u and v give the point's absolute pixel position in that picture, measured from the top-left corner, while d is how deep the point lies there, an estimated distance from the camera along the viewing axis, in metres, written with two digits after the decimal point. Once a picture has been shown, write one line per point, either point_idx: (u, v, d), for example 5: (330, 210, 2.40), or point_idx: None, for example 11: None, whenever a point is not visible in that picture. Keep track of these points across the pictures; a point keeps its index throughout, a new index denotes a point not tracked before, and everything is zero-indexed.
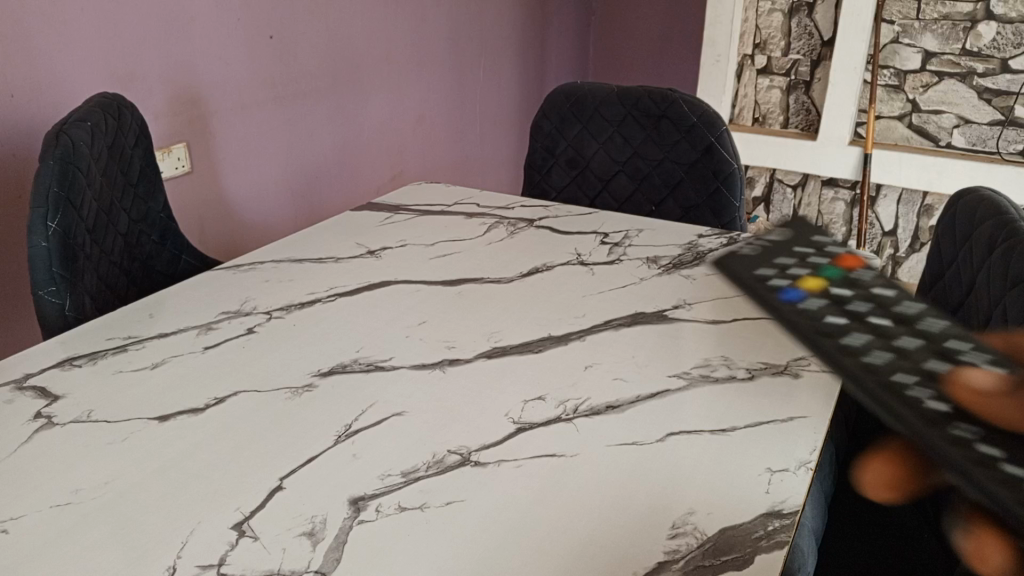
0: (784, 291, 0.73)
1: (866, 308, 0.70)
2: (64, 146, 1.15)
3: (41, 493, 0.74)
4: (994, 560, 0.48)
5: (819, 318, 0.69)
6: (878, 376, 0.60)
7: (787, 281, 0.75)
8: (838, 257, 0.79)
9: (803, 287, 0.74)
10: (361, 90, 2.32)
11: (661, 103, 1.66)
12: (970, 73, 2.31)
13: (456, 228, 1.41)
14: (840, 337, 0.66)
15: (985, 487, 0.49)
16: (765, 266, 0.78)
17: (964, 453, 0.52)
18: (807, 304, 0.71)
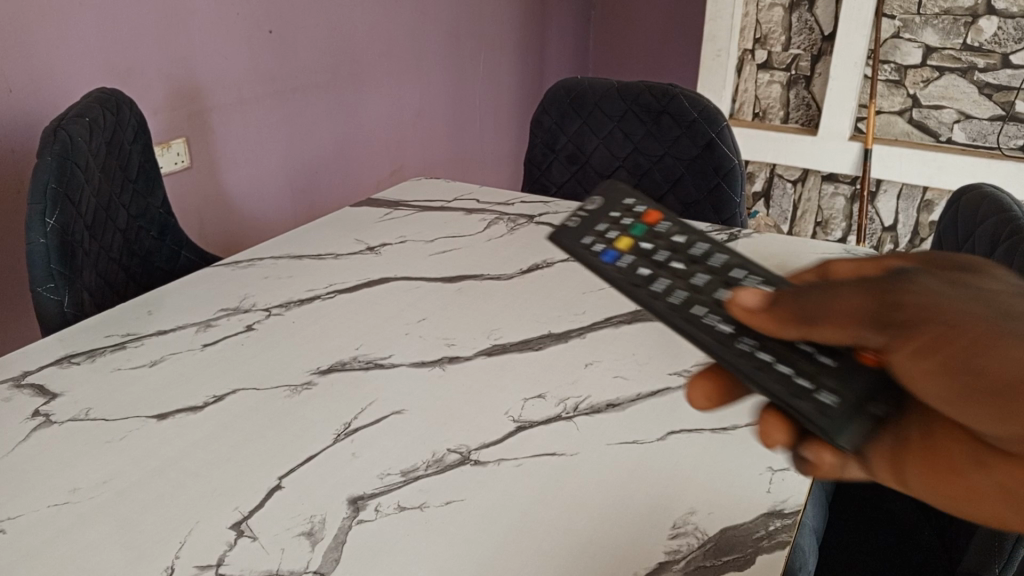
0: (604, 256, 0.74)
1: (670, 254, 0.73)
2: (62, 142, 1.15)
3: (39, 492, 0.74)
4: (775, 436, 0.63)
5: (634, 276, 0.70)
6: (680, 313, 0.64)
7: (605, 245, 0.75)
8: (644, 213, 0.79)
9: (621, 249, 0.74)
10: (360, 85, 2.31)
11: (662, 98, 1.66)
12: (971, 69, 2.30)
13: (455, 224, 1.41)
14: (652, 291, 0.68)
15: (771, 388, 0.57)
16: (585, 233, 0.78)
17: (753, 363, 0.58)
18: (624, 263, 0.72)
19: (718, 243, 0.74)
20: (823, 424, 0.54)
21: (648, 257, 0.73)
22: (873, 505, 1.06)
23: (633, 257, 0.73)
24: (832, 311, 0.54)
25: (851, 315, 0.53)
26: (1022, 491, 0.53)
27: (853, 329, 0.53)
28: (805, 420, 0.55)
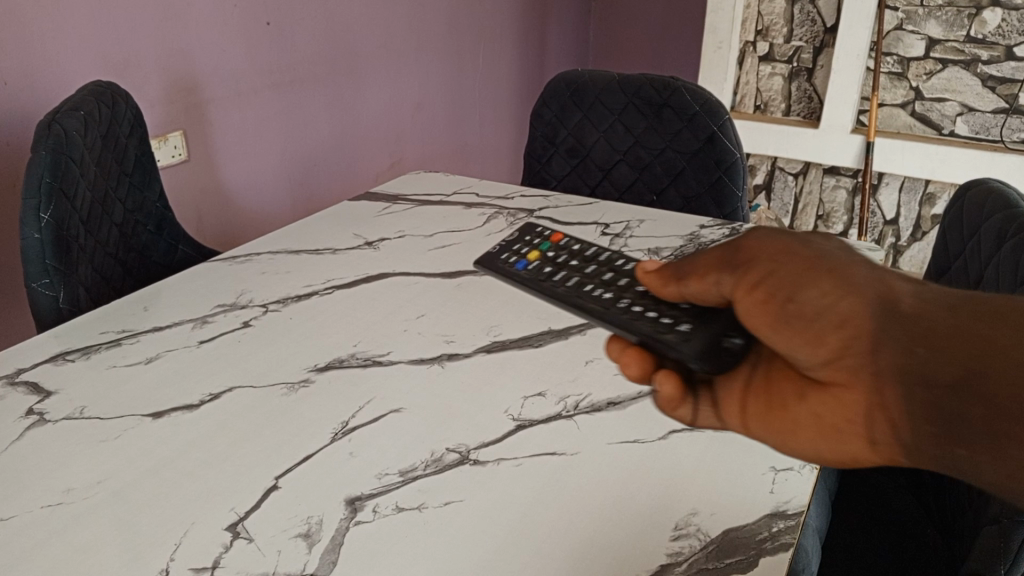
0: (519, 265, 0.88)
1: (572, 257, 0.87)
2: (57, 136, 1.13)
3: (33, 493, 0.73)
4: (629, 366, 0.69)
5: (542, 277, 0.84)
6: (579, 296, 0.78)
7: (519, 257, 0.90)
8: (548, 233, 0.94)
9: (532, 258, 0.89)
10: (359, 77, 2.29)
11: (663, 91, 1.64)
12: (974, 61, 2.29)
13: (454, 219, 1.39)
14: (556, 286, 0.82)
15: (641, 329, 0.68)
16: (504, 251, 0.93)
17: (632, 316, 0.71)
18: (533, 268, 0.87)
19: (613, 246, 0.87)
20: (676, 345, 0.65)
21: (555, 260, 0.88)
22: (874, 504, 1.06)
23: (542, 262, 0.88)
24: (697, 265, 0.66)
25: (710, 264, 0.64)
26: (830, 419, 0.57)
27: (709, 273, 0.65)
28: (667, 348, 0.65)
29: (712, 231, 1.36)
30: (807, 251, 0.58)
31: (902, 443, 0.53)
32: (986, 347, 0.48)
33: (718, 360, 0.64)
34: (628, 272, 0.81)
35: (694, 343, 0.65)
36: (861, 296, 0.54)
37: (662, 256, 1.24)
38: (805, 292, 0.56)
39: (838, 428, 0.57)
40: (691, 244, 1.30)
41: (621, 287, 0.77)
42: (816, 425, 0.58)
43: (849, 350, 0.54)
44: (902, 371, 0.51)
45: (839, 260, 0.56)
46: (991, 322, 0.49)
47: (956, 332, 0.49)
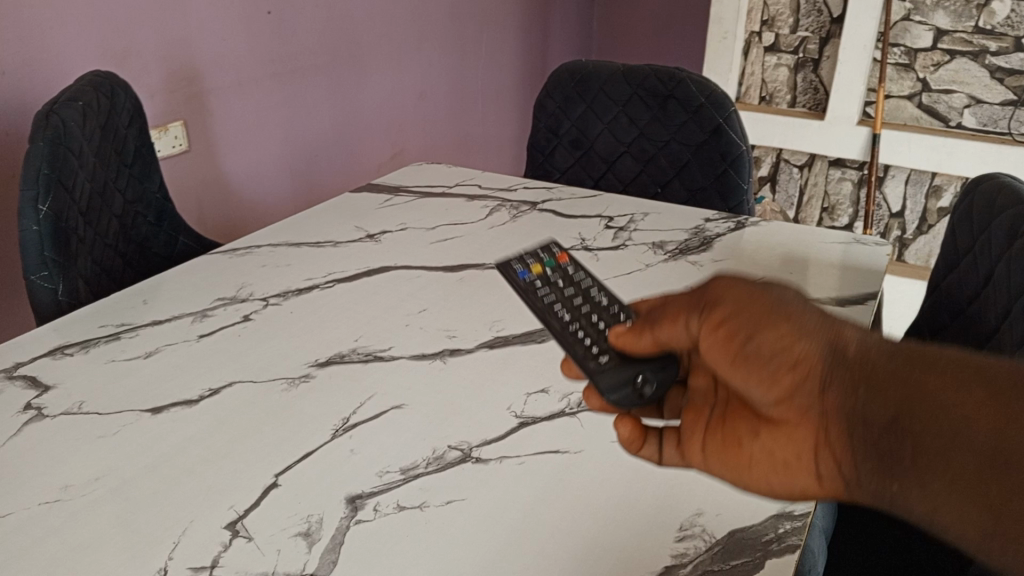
0: (520, 274, 0.86)
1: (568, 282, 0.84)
2: (55, 127, 1.12)
3: (30, 489, 0.72)
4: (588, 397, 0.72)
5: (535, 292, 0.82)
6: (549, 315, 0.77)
7: (525, 264, 0.88)
8: (558, 253, 0.90)
9: (536, 270, 0.87)
10: (361, 67, 2.27)
11: (669, 82, 1.63)
12: (982, 52, 2.27)
13: (457, 211, 1.38)
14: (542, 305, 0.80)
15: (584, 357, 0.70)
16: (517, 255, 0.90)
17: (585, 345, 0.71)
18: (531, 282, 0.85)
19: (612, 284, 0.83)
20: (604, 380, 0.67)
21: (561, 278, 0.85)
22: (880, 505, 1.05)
23: (543, 278, 0.85)
24: (669, 308, 0.65)
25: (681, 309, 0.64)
26: (783, 456, 0.59)
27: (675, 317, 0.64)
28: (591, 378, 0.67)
29: (717, 225, 1.34)
30: (767, 296, 0.59)
31: (846, 476, 0.56)
32: (918, 397, 0.50)
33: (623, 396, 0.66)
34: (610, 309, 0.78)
35: (606, 376, 0.67)
36: (811, 342, 0.56)
37: (666, 250, 1.23)
38: (757, 338, 0.58)
39: (790, 462, 0.59)
40: (696, 237, 1.29)
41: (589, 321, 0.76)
42: (770, 461, 0.61)
43: (801, 391, 0.56)
44: (845, 413, 0.54)
45: (794, 308, 0.58)
46: (925, 370, 0.52)
47: (893, 375, 0.52)
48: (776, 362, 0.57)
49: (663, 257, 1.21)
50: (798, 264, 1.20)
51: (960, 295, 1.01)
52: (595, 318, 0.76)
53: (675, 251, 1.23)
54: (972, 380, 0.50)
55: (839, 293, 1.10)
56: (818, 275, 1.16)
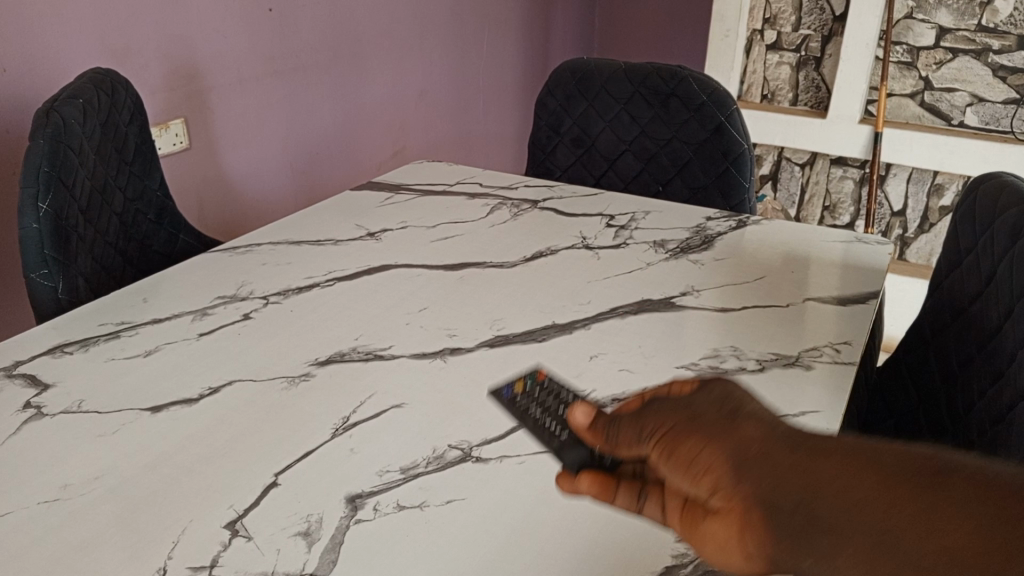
0: (506, 396, 0.80)
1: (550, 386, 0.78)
2: (55, 125, 1.12)
3: (30, 487, 0.72)
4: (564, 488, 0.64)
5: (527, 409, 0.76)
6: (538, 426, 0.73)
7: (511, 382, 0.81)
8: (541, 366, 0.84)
9: (521, 385, 0.80)
10: (362, 65, 2.27)
11: (671, 80, 1.62)
12: (985, 50, 2.26)
13: (457, 210, 1.38)
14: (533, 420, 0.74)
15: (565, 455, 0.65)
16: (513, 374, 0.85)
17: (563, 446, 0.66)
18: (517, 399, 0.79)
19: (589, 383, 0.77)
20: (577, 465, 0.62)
21: (542, 390, 0.78)
22: None
23: (525, 393, 0.79)
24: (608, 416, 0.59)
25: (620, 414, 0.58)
26: (724, 547, 0.48)
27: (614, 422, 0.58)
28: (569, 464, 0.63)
29: (718, 223, 1.34)
30: (697, 410, 0.53)
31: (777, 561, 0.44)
32: (820, 489, 0.44)
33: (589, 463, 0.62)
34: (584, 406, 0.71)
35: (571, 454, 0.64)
36: (727, 442, 0.49)
37: (667, 249, 1.23)
38: (682, 445, 0.51)
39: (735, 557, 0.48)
40: (697, 236, 1.28)
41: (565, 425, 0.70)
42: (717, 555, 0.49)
43: (720, 491, 0.48)
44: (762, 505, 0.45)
45: (719, 419, 0.52)
46: (843, 459, 0.45)
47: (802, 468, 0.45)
48: (697, 460, 0.50)
49: (664, 256, 1.21)
50: (799, 263, 1.19)
51: (961, 295, 1.00)
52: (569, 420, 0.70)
53: (676, 250, 1.23)
54: (873, 472, 0.44)
55: (841, 293, 1.10)
56: (819, 274, 1.16)
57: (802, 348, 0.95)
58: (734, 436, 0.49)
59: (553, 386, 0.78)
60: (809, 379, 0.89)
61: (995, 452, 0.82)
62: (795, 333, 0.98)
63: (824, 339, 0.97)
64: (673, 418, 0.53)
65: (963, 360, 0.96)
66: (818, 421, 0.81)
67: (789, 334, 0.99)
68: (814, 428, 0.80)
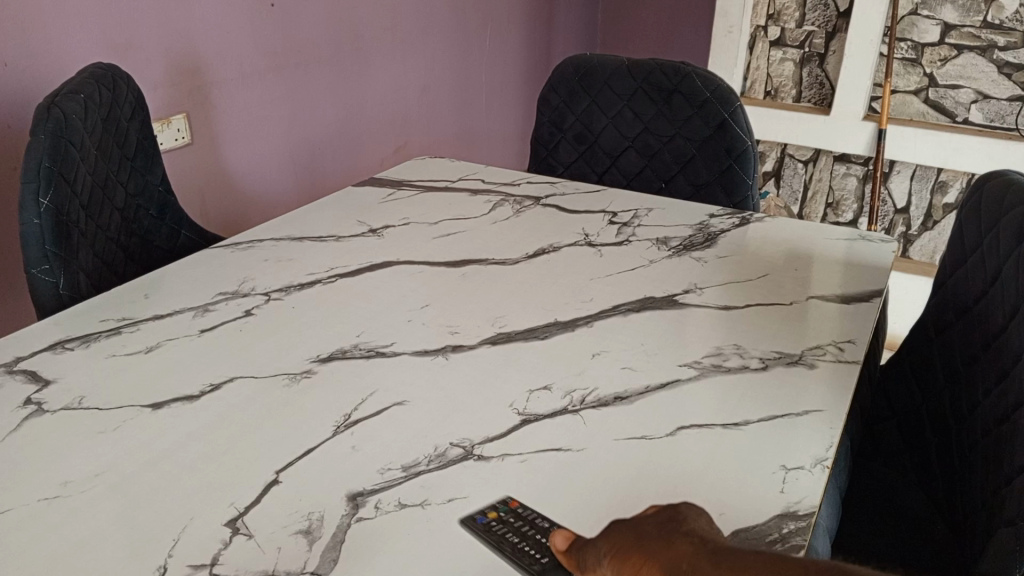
0: (479, 524, 0.67)
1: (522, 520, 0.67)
2: (56, 120, 1.11)
3: (31, 484, 0.72)
4: None
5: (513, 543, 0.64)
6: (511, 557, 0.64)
7: (483, 508, 0.69)
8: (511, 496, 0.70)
9: (495, 513, 0.68)
10: (365, 60, 2.27)
11: (674, 77, 1.62)
12: (990, 47, 2.25)
13: (460, 206, 1.37)
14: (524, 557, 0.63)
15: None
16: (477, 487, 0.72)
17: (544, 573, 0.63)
18: (497, 530, 0.66)
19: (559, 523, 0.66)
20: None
21: (521, 518, 0.67)
22: (884, 505, 1.04)
23: (503, 521, 0.67)
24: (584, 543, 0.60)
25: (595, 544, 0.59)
26: None
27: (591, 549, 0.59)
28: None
29: (721, 221, 1.33)
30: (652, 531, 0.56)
31: None
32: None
33: None
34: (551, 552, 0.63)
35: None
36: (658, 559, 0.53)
37: (670, 246, 1.22)
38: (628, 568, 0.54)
39: None
40: (700, 233, 1.28)
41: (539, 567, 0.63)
42: None
43: None
44: None
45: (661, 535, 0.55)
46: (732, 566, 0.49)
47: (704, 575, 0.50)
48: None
49: (667, 253, 1.20)
50: (802, 261, 1.19)
51: (966, 294, 1.00)
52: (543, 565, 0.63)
53: (679, 247, 1.22)
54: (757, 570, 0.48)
55: (845, 291, 1.09)
56: (822, 272, 1.15)
57: (805, 347, 0.95)
58: (670, 550, 0.53)
59: (532, 514, 0.68)
60: (812, 378, 0.88)
61: (1000, 452, 0.81)
62: (799, 332, 0.98)
63: (828, 337, 0.97)
64: (622, 533, 0.57)
65: (968, 359, 0.96)
66: (821, 420, 0.81)
67: (792, 333, 0.98)
68: (818, 428, 0.80)
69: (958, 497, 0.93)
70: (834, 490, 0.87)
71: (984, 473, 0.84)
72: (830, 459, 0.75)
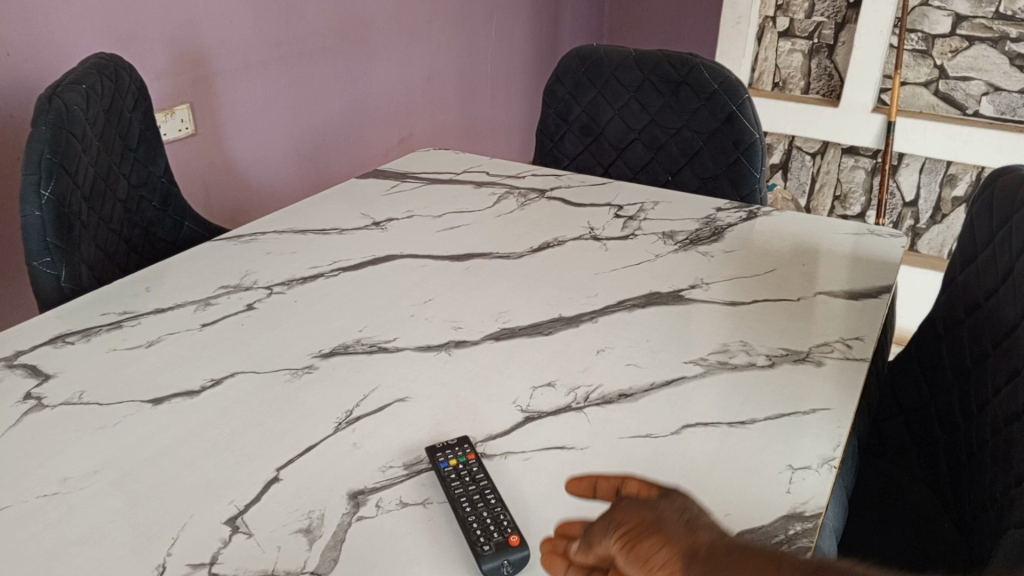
0: (441, 467, 0.71)
1: (473, 482, 0.69)
2: (57, 111, 1.11)
3: (29, 481, 0.71)
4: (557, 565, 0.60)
5: (454, 491, 0.68)
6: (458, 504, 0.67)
7: (447, 451, 0.72)
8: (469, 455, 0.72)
9: (455, 461, 0.71)
10: (369, 50, 2.25)
11: (682, 68, 1.60)
12: (1002, 39, 2.22)
13: (465, 199, 1.36)
14: (455, 501, 0.67)
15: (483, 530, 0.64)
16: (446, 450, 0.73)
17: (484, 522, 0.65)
18: (449, 476, 0.70)
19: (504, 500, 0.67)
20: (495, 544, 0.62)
21: (474, 475, 0.70)
22: (892, 501, 1.04)
23: (460, 473, 0.70)
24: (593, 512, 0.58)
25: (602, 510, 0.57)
26: None
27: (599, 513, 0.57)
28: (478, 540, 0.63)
29: (728, 214, 1.32)
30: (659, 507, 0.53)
31: None
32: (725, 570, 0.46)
33: (500, 550, 0.62)
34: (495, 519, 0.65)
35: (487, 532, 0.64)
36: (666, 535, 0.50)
37: (676, 241, 1.21)
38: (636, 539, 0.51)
39: None
40: (706, 227, 1.26)
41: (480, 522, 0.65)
42: None
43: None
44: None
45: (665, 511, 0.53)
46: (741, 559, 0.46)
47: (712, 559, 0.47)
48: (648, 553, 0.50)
49: (673, 247, 1.19)
50: (810, 256, 1.18)
51: (976, 291, 0.99)
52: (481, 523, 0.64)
53: (686, 241, 1.21)
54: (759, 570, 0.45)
55: (854, 287, 1.08)
56: (829, 267, 1.14)
57: (812, 344, 0.93)
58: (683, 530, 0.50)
59: (483, 474, 0.70)
60: (821, 376, 0.87)
61: (1010, 452, 0.80)
62: (806, 328, 0.97)
63: (835, 334, 0.96)
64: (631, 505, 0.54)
65: (978, 355, 0.94)
66: (829, 419, 0.80)
67: (799, 330, 0.97)
68: (825, 426, 0.78)
69: (966, 495, 0.92)
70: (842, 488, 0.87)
71: (994, 472, 0.83)
72: (837, 459, 0.74)
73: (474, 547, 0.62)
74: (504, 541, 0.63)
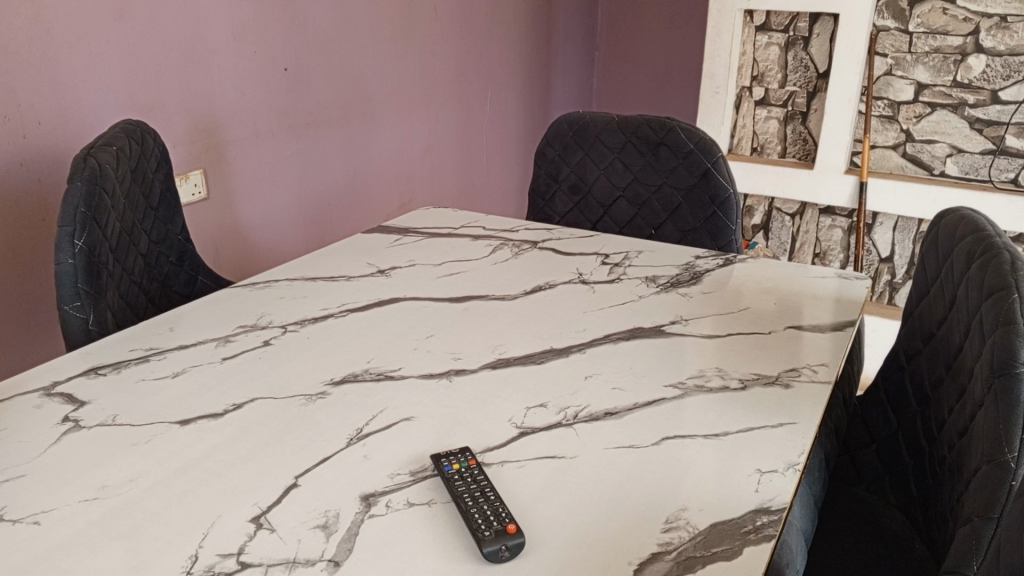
0: (445, 470, 0.79)
1: (475, 483, 0.77)
2: (92, 169, 1.21)
3: (71, 488, 0.79)
4: None
5: (456, 488, 0.76)
6: (461, 500, 0.74)
7: (451, 457, 0.81)
8: (468, 459, 0.80)
9: (458, 464, 0.79)
10: (372, 120, 2.39)
11: (660, 131, 1.73)
12: (961, 104, 2.37)
13: (462, 250, 1.46)
14: (458, 497, 0.75)
15: (484, 519, 0.71)
16: (446, 455, 0.81)
17: (484, 513, 0.72)
18: (452, 477, 0.77)
19: (503, 500, 0.75)
20: (492, 530, 0.70)
21: (475, 478, 0.77)
22: (863, 524, 1.13)
23: (462, 475, 0.78)
24: None
25: None
26: None
27: None
28: (478, 529, 0.71)
29: (707, 261, 1.43)
30: None
31: None
32: None
33: (496, 537, 0.70)
34: (496, 512, 0.72)
35: (484, 522, 0.71)
36: None
37: (658, 283, 1.31)
38: None
39: None
40: (687, 272, 1.37)
41: (483, 513, 0.72)
42: None
43: None
44: None
45: None
46: None
47: None
48: None
49: (656, 289, 1.29)
50: (784, 296, 1.27)
51: (929, 322, 1.08)
52: (483, 516, 0.72)
53: (667, 284, 1.31)
54: None
55: (826, 322, 1.18)
56: (802, 306, 1.24)
57: (782, 369, 1.02)
58: None
59: (484, 478, 0.78)
60: (789, 395, 0.96)
61: (960, 461, 0.88)
62: (777, 357, 1.06)
63: (804, 361, 1.05)
64: None
65: (935, 381, 1.03)
66: (796, 431, 0.88)
67: (772, 358, 1.06)
68: (791, 438, 0.87)
69: (931, 512, 1.00)
70: (817, 457, 0.94)
71: (952, 482, 0.91)
72: (801, 463, 0.82)
73: (477, 533, 0.70)
74: (503, 528, 0.70)
